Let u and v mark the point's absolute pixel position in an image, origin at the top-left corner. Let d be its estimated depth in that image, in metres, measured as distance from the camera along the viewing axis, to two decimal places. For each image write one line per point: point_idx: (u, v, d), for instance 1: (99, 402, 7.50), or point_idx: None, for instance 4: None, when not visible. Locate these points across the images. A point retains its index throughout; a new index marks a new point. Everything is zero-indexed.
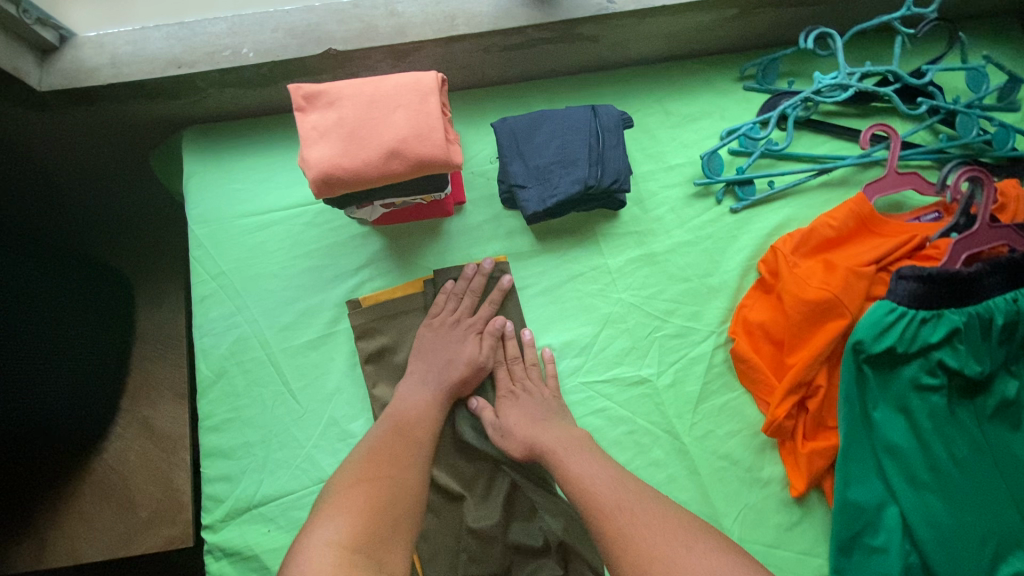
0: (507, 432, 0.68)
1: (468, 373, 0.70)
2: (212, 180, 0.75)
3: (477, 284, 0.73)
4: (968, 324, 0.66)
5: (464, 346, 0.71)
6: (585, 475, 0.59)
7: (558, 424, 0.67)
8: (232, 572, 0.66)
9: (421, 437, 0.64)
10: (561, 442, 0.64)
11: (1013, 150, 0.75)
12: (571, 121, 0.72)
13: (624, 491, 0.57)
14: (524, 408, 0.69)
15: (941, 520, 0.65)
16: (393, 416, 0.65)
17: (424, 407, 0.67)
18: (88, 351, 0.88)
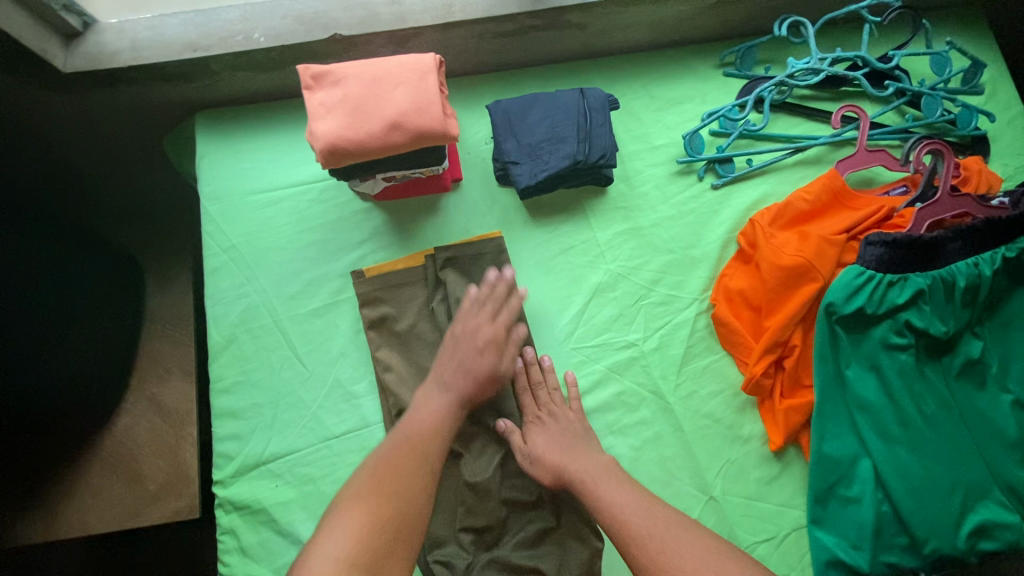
0: (538, 458, 0.69)
1: (483, 386, 0.69)
2: (224, 159, 0.80)
3: (499, 295, 0.72)
4: (932, 287, 0.70)
5: (483, 361, 0.69)
6: (616, 502, 0.63)
7: (585, 450, 0.69)
8: (241, 524, 0.70)
9: (431, 450, 0.63)
10: (591, 469, 0.66)
11: (976, 129, 0.81)
12: (561, 102, 0.77)
13: (657, 522, 0.60)
14: (553, 434, 0.70)
15: (910, 471, 0.69)
16: (409, 433, 0.63)
17: (438, 425, 0.65)
18: (96, 329, 0.92)
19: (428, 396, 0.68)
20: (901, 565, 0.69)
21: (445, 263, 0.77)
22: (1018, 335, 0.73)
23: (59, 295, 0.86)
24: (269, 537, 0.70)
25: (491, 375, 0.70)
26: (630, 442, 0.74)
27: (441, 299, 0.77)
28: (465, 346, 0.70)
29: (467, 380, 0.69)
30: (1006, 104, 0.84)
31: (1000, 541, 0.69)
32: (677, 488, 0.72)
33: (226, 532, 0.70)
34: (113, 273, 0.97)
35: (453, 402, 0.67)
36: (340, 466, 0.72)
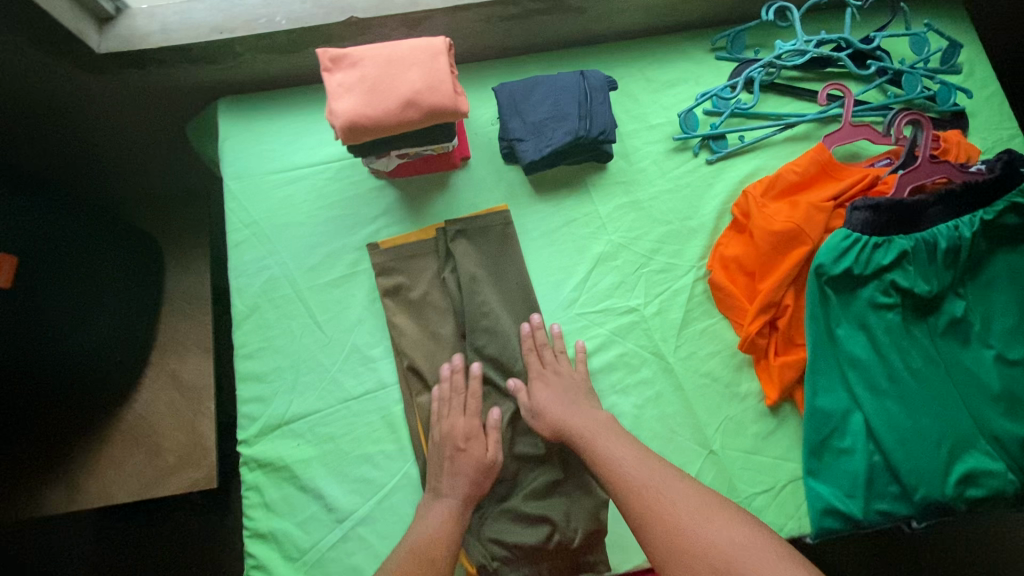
0: (539, 410, 0.74)
1: (480, 476, 0.71)
2: (246, 139, 0.85)
3: (458, 384, 0.76)
4: (915, 248, 0.75)
5: (467, 455, 0.72)
6: (613, 455, 0.68)
7: (586, 409, 0.73)
8: (265, 481, 0.74)
9: (436, 557, 0.65)
10: (591, 428, 0.71)
11: (954, 105, 0.85)
12: (562, 83, 0.82)
13: (650, 474, 0.66)
14: (556, 388, 0.75)
15: (900, 422, 0.73)
16: (413, 549, 0.65)
17: (442, 530, 0.67)
18: (114, 304, 0.98)
19: (429, 505, 0.69)
20: (893, 512, 0.72)
21: (456, 236, 0.81)
22: (1000, 295, 0.77)
23: (83, 277, 0.93)
24: (291, 493, 0.73)
25: (481, 467, 0.71)
26: (632, 401, 0.78)
27: (451, 270, 0.81)
28: (451, 444, 0.72)
29: (461, 479, 0.70)
30: (982, 82, 0.89)
31: (987, 488, 0.72)
32: (679, 443, 0.76)
33: (251, 489, 0.74)
34: (135, 257, 1.03)
35: (455, 502, 0.69)
36: (359, 424, 0.76)
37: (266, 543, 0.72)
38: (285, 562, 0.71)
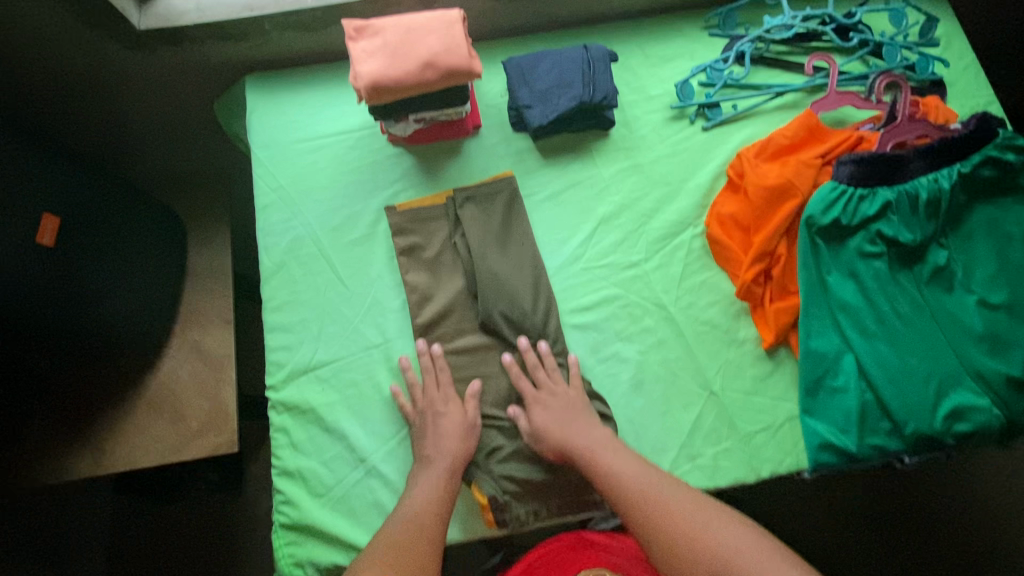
0: (539, 435, 0.75)
1: (462, 436, 0.76)
2: (272, 111, 0.91)
3: (429, 363, 0.80)
4: (898, 199, 0.80)
5: (449, 418, 0.76)
6: (613, 467, 0.70)
7: (585, 426, 0.75)
8: (292, 423, 0.78)
9: (425, 522, 0.67)
10: (588, 445, 0.73)
11: (933, 73, 0.91)
12: (567, 55, 0.88)
13: (652, 479, 0.69)
14: (552, 411, 0.76)
15: (889, 361, 0.78)
16: (404, 520, 0.67)
17: (432, 501, 0.69)
18: (140, 272, 1.03)
19: (416, 478, 0.72)
20: (886, 446, 0.77)
21: (464, 203, 0.87)
22: (980, 244, 0.82)
23: (112, 243, 0.97)
24: (316, 434, 0.78)
25: (463, 436, 0.76)
26: (636, 348, 0.82)
27: (461, 235, 0.86)
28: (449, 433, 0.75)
29: (446, 443, 0.74)
30: (960, 54, 0.95)
31: (974, 422, 0.76)
32: (681, 385, 0.81)
33: (279, 430, 0.78)
34: (159, 228, 1.08)
35: (442, 472, 0.72)
36: (380, 371, 0.81)
37: (294, 480, 0.76)
38: (311, 498, 0.76)
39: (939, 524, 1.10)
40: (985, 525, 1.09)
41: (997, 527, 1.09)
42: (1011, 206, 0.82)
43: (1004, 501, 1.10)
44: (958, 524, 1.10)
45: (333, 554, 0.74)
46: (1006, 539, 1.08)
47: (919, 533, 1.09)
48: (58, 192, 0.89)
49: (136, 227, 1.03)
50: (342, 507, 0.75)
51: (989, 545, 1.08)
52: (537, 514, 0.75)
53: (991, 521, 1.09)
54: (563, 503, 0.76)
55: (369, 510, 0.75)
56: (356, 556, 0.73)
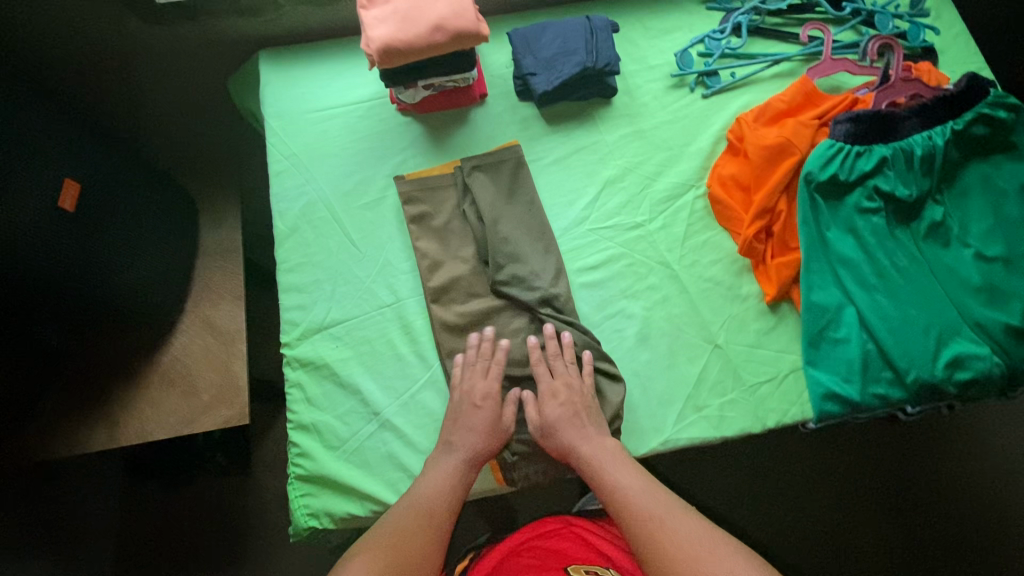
0: (549, 429, 0.75)
1: (487, 431, 0.75)
2: (284, 83, 0.94)
3: (486, 350, 0.79)
4: (893, 155, 0.83)
5: (481, 413, 0.76)
6: (622, 485, 0.69)
7: (593, 432, 0.74)
8: (306, 378, 0.80)
9: (435, 508, 0.68)
10: (597, 453, 0.72)
11: (924, 41, 0.94)
12: (569, 25, 0.92)
13: (660, 504, 0.68)
14: (564, 407, 0.76)
15: (889, 312, 0.80)
16: (412, 505, 0.68)
17: (443, 487, 0.70)
18: (154, 246, 1.05)
19: (436, 458, 0.73)
20: (888, 395, 0.78)
21: (472, 171, 0.88)
22: (975, 200, 0.85)
23: (126, 217, 1.00)
24: (330, 389, 0.80)
25: (495, 438, 0.75)
26: (641, 304, 0.84)
27: (470, 203, 0.88)
28: (468, 402, 0.76)
29: (471, 435, 0.74)
30: (950, 23, 0.99)
31: (974, 370, 0.78)
32: (686, 339, 0.82)
33: (294, 385, 0.80)
34: (172, 206, 1.10)
35: (461, 458, 0.73)
36: (393, 329, 0.83)
37: (309, 433, 0.78)
38: (326, 450, 0.77)
39: (920, 474, 1.15)
40: (965, 477, 1.14)
41: (976, 480, 1.14)
42: (1003, 163, 0.85)
43: (985, 455, 1.15)
44: (939, 475, 1.15)
45: (348, 505, 0.75)
46: (984, 492, 1.13)
47: (899, 480, 1.15)
48: (79, 164, 0.92)
49: (149, 200, 1.05)
50: (356, 459, 0.77)
51: (966, 497, 1.13)
52: (545, 474, 0.78)
53: (970, 474, 1.14)
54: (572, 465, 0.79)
55: (384, 462, 0.77)
56: (370, 505, 0.74)
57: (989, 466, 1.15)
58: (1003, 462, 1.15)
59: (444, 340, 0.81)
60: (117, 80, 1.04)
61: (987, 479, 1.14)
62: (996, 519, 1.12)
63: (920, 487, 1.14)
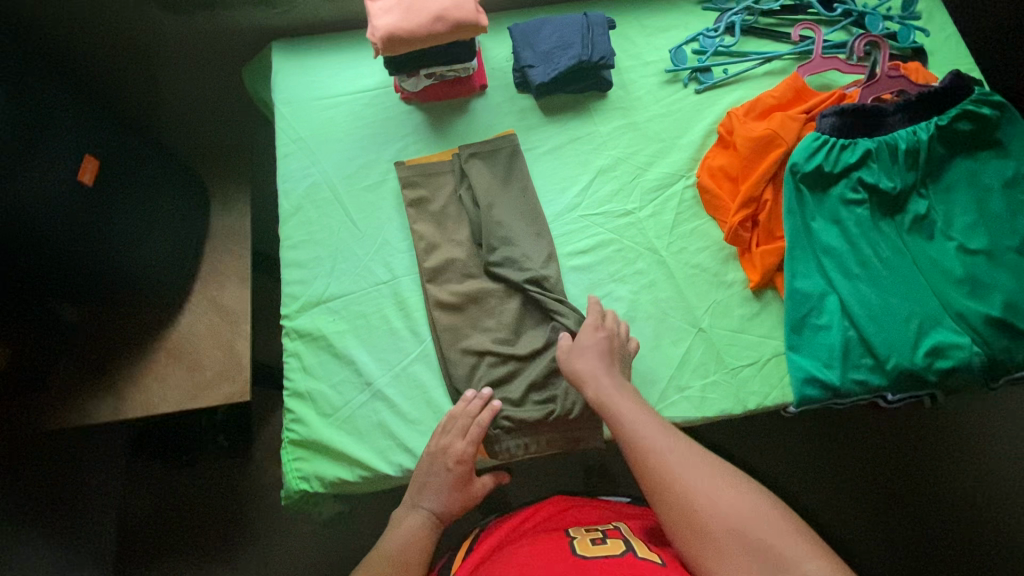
0: (575, 353, 0.78)
1: (457, 487, 0.76)
2: (295, 71, 0.99)
3: (474, 408, 0.77)
4: (878, 149, 0.85)
5: (454, 475, 0.75)
6: (636, 422, 0.71)
7: (611, 371, 0.76)
8: (303, 348, 0.84)
9: (410, 559, 0.71)
10: (614, 388, 0.74)
11: (914, 41, 0.97)
12: (567, 21, 0.96)
13: (671, 442, 0.69)
14: (602, 338, 0.78)
15: (871, 301, 0.81)
16: (384, 555, 0.71)
17: (413, 544, 0.73)
18: (165, 227, 1.10)
19: (405, 514, 0.76)
20: (868, 381, 0.80)
21: (469, 158, 0.92)
22: (960, 195, 0.86)
23: (139, 198, 1.05)
24: (326, 359, 0.83)
25: (462, 502, 0.77)
26: (629, 288, 0.87)
27: (466, 188, 0.91)
28: (441, 461, 0.75)
29: (438, 497, 0.75)
30: (941, 26, 1.01)
31: (953, 358, 0.79)
32: (671, 323, 0.85)
33: (292, 354, 0.84)
34: (184, 190, 1.15)
35: (429, 514, 0.75)
36: (388, 305, 0.86)
37: (303, 400, 0.81)
38: (319, 418, 0.80)
39: (903, 475, 1.17)
40: (946, 483, 1.16)
41: (960, 483, 1.16)
42: (989, 160, 0.87)
43: (967, 463, 1.17)
44: (919, 478, 1.17)
45: (338, 470, 0.78)
46: (965, 499, 1.15)
47: (879, 481, 1.17)
48: (98, 144, 0.98)
49: (161, 182, 1.10)
50: (348, 427, 0.80)
51: (947, 503, 1.15)
52: (527, 447, 0.80)
53: (951, 481, 1.16)
54: (554, 440, 0.81)
55: (374, 431, 0.80)
56: (360, 470, 0.77)
57: (970, 474, 1.17)
58: (986, 470, 1.16)
59: (435, 316, 0.84)
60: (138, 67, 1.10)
61: (968, 486, 1.16)
62: (976, 526, 1.13)
63: (900, 489, 1.16)
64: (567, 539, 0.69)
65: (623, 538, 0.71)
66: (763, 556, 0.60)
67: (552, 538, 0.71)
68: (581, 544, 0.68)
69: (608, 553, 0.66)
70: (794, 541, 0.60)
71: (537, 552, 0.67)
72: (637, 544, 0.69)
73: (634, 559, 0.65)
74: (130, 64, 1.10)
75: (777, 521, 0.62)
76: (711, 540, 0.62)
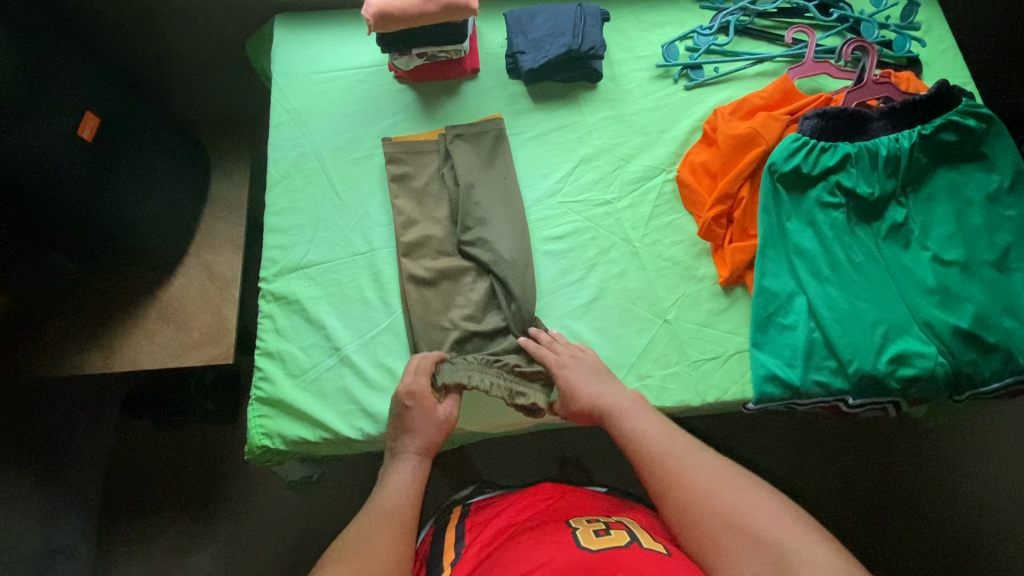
0: (569, 394, 0.78)
1: (426, 424, 0.76)
2: (295, 45, 1.02)
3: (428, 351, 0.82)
4: (858, 154, 0.86)
5: (413, 412, 0.76)
6: (638, 428, 0.73)
7: (610, 383, 0.78)
8: (277, 310, 0.86)
9: (404, 510, 0.69)
10: (617, 401, 0.76)
11: (909, 51, 0.96)
12: (561, 10, 0.97)
13: (674, 444, 0.70)
14: (578, 361, 0.80)
15: (838, 303, 0.81)
16: (383, 504, 0.70)
17: (402, 492, 0.71)
18: (164, 189, 1.13)
19: (394, 463, 0.75)
20: (829, 383, 0.80)
21: (455, 138, 0.93)
22: (941, 206, 0.86)
23: (138, 158, 1.08)
24: (299, 322, 0.86)
25: (439, 428, 0.77)
26: (600, 275, 0.88)
27: (449, 168, 0.93)
28: (401, 404, 0.77)
29: (416, 438, 0.75)
30: (939, 38, 1.00)
31: (918, 367, 0.78)
32: (638, 313, 0.85)
33: (266, 316, 0.86)
34: (184, 155, 1.19)
35: (412, 455, 0.75)
36: (363, 275, 0.88)
37: (273, 360, 0.84)
38: (287, 377, 0.83)
39: (881, 494, 1.15)
40: (923, 504, 1.14)
41: (940, 507, 1.14)
42: (971, 172, 0.86)
43: (947, 488, 1.15)
44: (896, 497, 1.14)
45: (299, 429, 0.80)
46: (943, 522, 1.13)
47: (854, 496, 1.15)
48: (101, 102, 1.01)
49: (162, 145, 1.14)
50: (313, 388, 0.82)
51: (925, 525, 1.12)
52: (468, 380, 0.78)
53: (930, 504, 1.14)
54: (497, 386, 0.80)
55: (338, 394, 0.82)
56: (319, 431, 0.79)
57: (951, 498, 1.14)
58: (965, 496, 1.14)
59: (407, 288, 0.86)
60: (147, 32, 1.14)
61: (946, 511, 1.13)
62: (951, 551, 1.11)
63: (879, 507, 1.14)
64: (569, 531, 0.67)
65: (626, 528, 0.69)
66: (766, 549, 0.60)
67: (553, 530, 0.68)
68: (585, 535, 0.66)
69: (612, 544, 0.64)
70: (798, 534, 0.60)
71: (538, 539, 0.66)
72: (641, 535, 0.67)
73: (640, 548, 0.63)
74: (140, 29, 1.14)
75: (783, 517, 0.62)
76: (711, 537, 0.62)
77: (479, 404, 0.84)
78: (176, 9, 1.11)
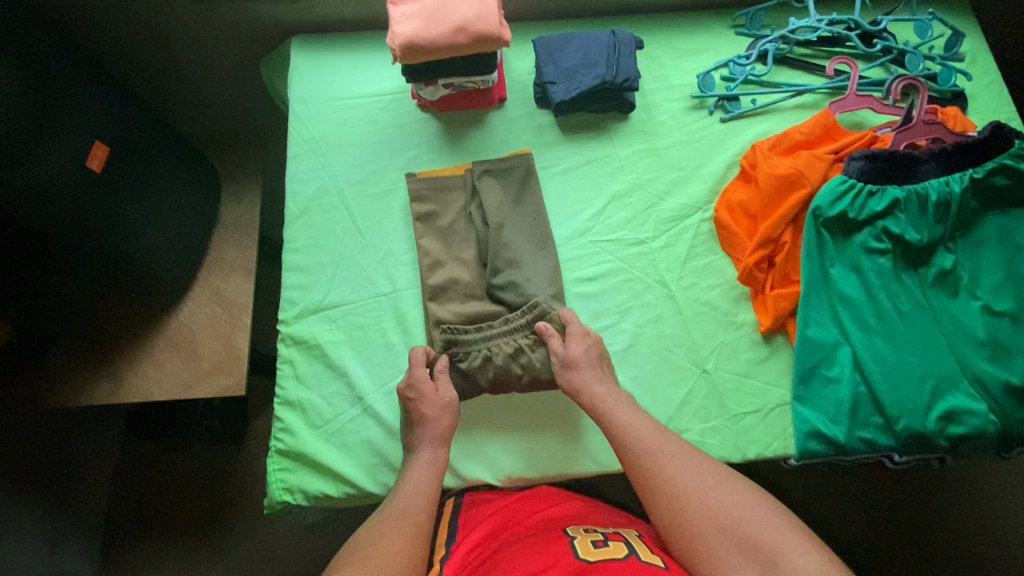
0: (569, 363, 0.76)
1: (442, 415, 0.75)
2: (313, 70, 0.97)
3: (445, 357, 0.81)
4: (907, 199, 0.82)
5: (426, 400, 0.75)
6: (626, 424, 0.72)
7: (597, 377, 0.76)
8: (298, 356, 0.83)
9: (417, 510, 0.67)
10: (601, 397, 0.74)
11: (955, 85, 0.93)
12: (594, 38, 0.93)
13: (664, 443, 0.70)
14: (591, 347, 0.78)
15: (886, 357, 0.78)
16: (394, 507, 0.67)
17: (423, 489, 0.69)
18: (171, 213, 1.08)
19: (410, 457, 0.73)
20: (875, 440, 0.76)
21: (482, 174, 0.90)
22: (989, 253, 0.82)
23: (142, 181, 1.03)
24: (320, 369, 0.82)
25: (447, 411, 0.75)
26: (634, 320, 0.84)
27: (476, 206, 0.89)
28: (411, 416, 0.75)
29: (428, 427, 0.74)
30: (984, 70, 0.96)
31: (968, 426, 0.75)
32: (674, 361, 0.82)
33: (286, 361, 0.83)
34: (192, 177, 1.13)
35: (433, 451, 0.73)
36: (387, 318, 0.84)
37: (294, 410, 0.80)
38: (308, 429, 0.79)
39: (916, 532, 1.12)
40: (957, 553, 1.11)
41: (975, 547, 1.11)
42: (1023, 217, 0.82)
43: (978, 529, 1.12)
44: (926, 536, 1.12)
45: (322, 485, 0.77)
46: (979, 563, 1.10)
47: (888, 534, 1.13)
48: (104, 127, 0.95)
49: (168, 167, 1.08)
50: (336, 440, 0.79)
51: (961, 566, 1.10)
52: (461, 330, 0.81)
53: (960, 545, 1.11)
54: (517, 322, 0.81)
55: (362, 447, 0.78)
56: (343, 487, 0.76)
57: (987, 538, 1.12)
58: (1000, 537, 1.12)
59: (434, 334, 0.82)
60: (158, 50, 1.09)
61: (978, 554, 1.11)
62: None
63: (914, 546, 1.12)
64: (567, 541, 0.63)
65: (625, 540, 0.65)
66: (753, 552, 0.59)
67: (549, 540, 0.64)
68: (583, 546, 0.62)
69: (612, 556, 0.60)
70: (788, 538, 0.59)
71: (528, 548, 0.63)
72: (640, 547, 0.64)
73: (639, 562, 0.59)
74: (150, 46, 1.08)
75: (774, 520, 0.61)
76: (703, 541, 0.61)
77: (495, 415, 0.81)
78: (186, 28, 1.05)
